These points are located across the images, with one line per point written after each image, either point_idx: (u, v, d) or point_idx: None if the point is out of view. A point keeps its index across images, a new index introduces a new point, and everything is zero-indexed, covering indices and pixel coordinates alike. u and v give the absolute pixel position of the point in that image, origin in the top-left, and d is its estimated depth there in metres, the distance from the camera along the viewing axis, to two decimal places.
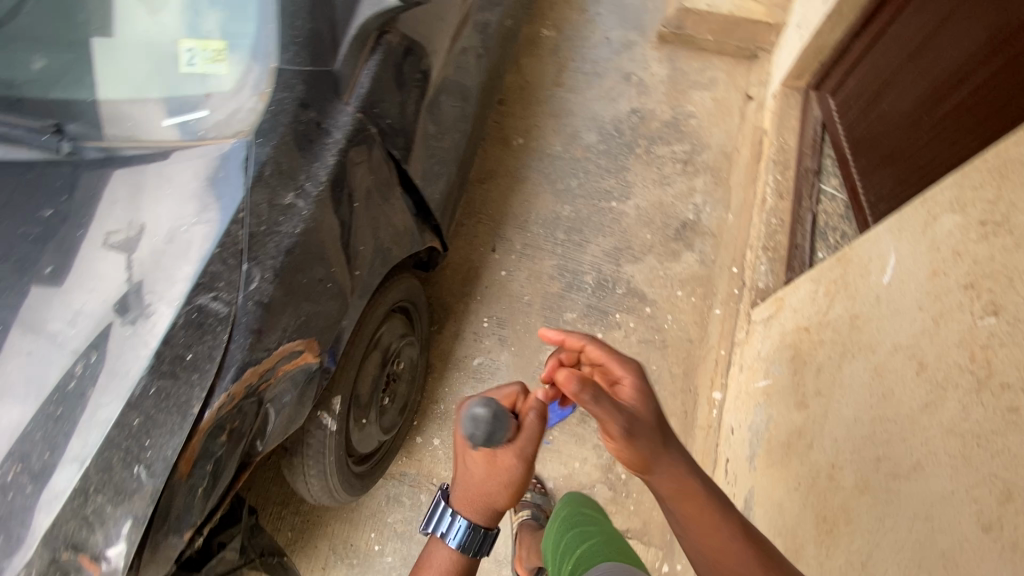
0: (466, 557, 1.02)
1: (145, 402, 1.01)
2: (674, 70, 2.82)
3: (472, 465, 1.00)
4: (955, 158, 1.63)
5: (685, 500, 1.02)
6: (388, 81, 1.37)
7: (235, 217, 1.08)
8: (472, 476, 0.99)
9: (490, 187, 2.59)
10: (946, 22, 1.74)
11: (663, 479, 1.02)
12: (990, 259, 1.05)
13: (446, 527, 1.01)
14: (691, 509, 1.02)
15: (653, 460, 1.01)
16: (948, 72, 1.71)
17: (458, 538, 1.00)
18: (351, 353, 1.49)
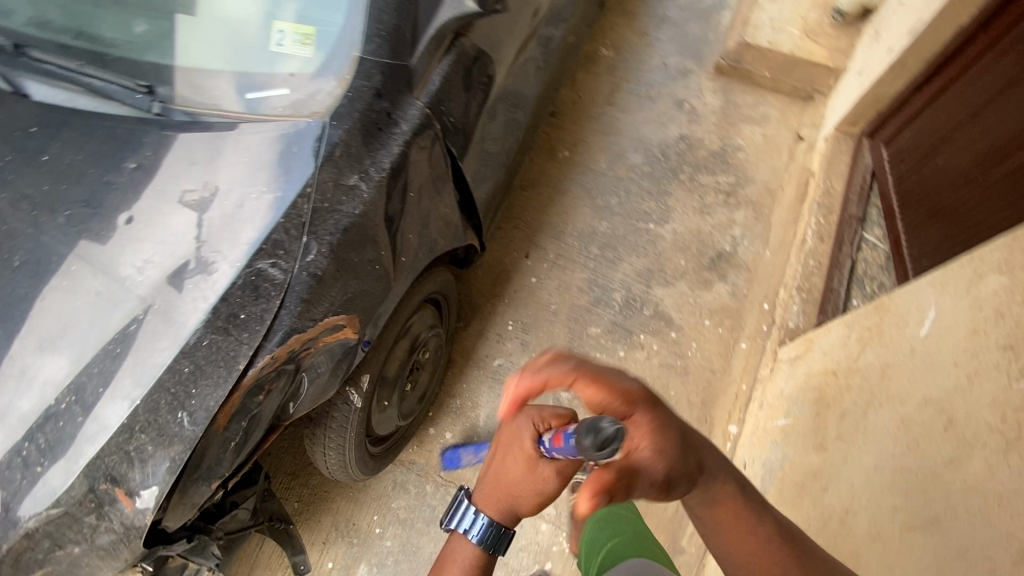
0: (487, 555, 1.02)
1: (197, 352, 1.07)
2: (727, 102, 2.84)
3: (509, 467, 1.00)
4: (1007, 220, 1.59)
5: (723, 512, 1.01)
6: (458, 81, 1.43)
7: (302, 191, 1.15)
8: (505, 478, 1.00)
9: (531, 195, 2.64)
10: (1014, 83, 1.71)
11: (695, 499, 1.01)
12: None
13: (469, 525, 1.01)
14: (730, 519, 1.01)
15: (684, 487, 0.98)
16: (1010, 134, 1.67)
17: (480, 536, 1.01)
18: (384, 335, 1.54)
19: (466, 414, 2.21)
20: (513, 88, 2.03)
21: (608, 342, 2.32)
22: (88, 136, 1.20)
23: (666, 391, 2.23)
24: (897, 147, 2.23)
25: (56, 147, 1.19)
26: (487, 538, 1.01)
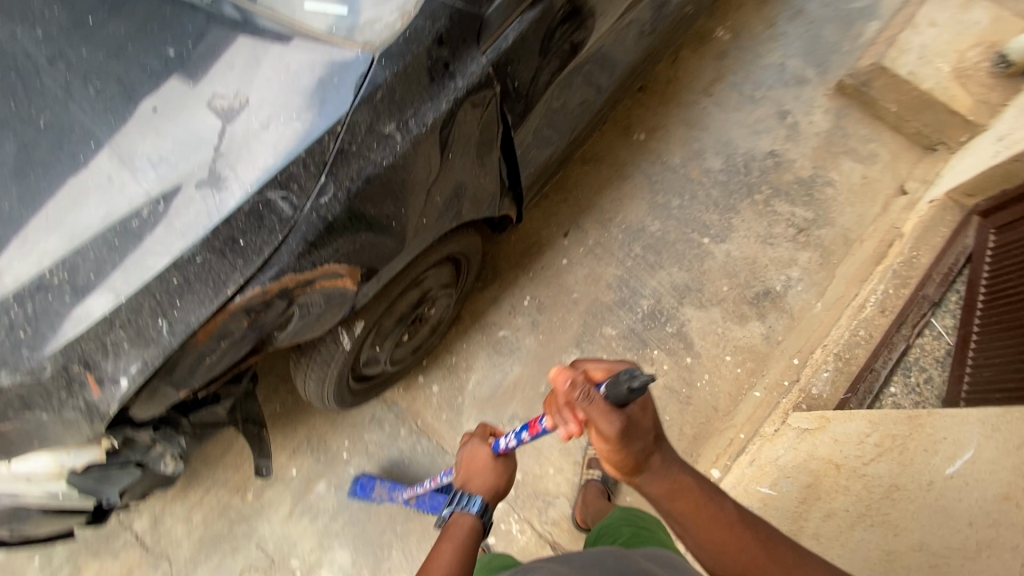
0: (480, 528, 1.23)
1: (188, 268, 1.04)
2: (836, 127, 2.53)
3: (479, 469, 1.33)
4: None
5: (682, 499, 1.04)
6: (534, 44, 1.31)
7: (331, 127, 1.06)
8: (479, 476, 1.31)
9: (590, 171, 2.49)
10: None
11: (653, 483, 1.04)
12: None
13: (467, 501, 1.26)
14: (685, 505, 1.04)
15: (647, 467, 1.03)
16: None
17: (476, 508, 1.25)
18: (389, 287, 1.51)
19: (457, 373, 2.22)
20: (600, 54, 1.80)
21: (618, 347, 2.24)
22: (138, 8, 1.13)
23: (660, 414, 2.14)
24: (1008, 238, 1.95)
25: (104, 14, 1.13)
26: (485, 508, 1.26)
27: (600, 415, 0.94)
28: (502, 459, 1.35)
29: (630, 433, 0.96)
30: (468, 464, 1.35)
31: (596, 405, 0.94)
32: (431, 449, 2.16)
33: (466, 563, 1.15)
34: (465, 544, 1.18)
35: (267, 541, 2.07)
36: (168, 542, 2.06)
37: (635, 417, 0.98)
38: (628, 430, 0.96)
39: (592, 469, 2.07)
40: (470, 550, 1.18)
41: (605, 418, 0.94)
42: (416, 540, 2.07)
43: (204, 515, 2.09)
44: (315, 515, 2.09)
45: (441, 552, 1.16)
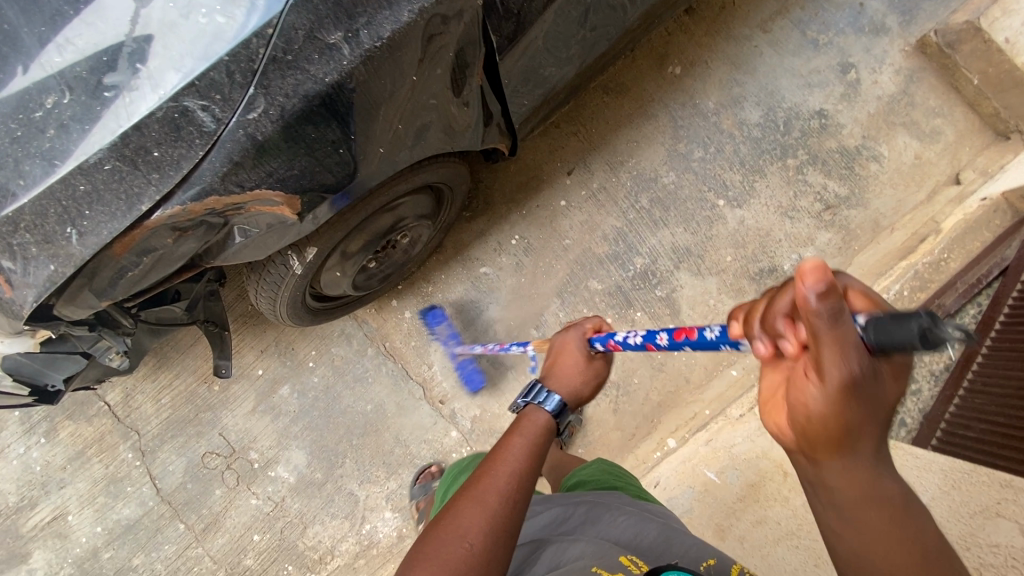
0: (553, 430, 1.08)
1: (96, 174, 0.94)
2: (902, 93, 2.19)
3: (568, 364, 1.19)
4: None
5: (871, 499, 0.68)
6: None
7: (261, 30, 0.90)
8: (568, 371, 1.17)
9: (610, 103, 2.23)
10: None
11: (847, 468, 0.67)
12: None
13: (544, 397, 1.10)
14: (867, 508, 0.68)
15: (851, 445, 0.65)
16: None
17: (555, 406, 1.09)
18: (348, 216, 1.39)
19: (431, 302, 2.17)
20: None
21: (601, 302, 2.15)
22: None
23: (630, 376, 2.09)
24: None
25: None
26: (563, 409, 1.10)
27: (838, 349, 0.58)
28: (597, 359, 1.21)
29: (864, 389, 0.60)
30: (561, 355, 1.21)
31: (843, 330, 0.58)
32: (395, 372, 2.16)
33: (528, 473, 0.97)
34: (532, 452, 1.01)
35: (229, 431, 2.15)
36: (138, 417, 2.16)
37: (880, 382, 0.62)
38: (866, 384, 0.60)
39: None
40: (535, 459, 1.01)
41: (839, 359, 0.59)
42: (369, 454, 2.13)
43: (172, 399, 2.16)
44: (276, 416, 2.15)
45: (507, 453, 1.00)
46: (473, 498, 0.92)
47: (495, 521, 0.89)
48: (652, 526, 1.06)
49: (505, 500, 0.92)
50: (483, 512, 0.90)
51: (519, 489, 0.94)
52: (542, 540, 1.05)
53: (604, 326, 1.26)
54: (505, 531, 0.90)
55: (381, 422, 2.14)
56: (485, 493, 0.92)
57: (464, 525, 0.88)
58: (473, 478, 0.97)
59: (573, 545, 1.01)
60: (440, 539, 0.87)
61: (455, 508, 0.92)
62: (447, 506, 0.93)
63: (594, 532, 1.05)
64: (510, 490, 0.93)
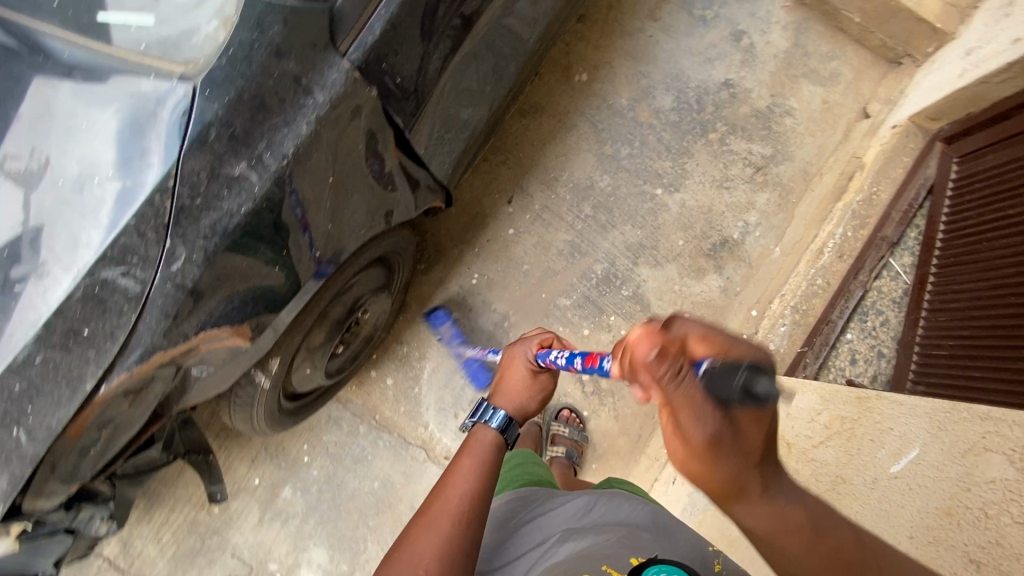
0: (503, 446, 1.13)
1: (30, 369, 0.90)
2: (795, 46, 2.30)
3: (511, 384, 1.24)
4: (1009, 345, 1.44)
5: (784, 535, 0.80)
6: (411, 27, 1.01)
7: (161, 184, 0.86)
8: (508, 391, 1.22)
9: (530, 124, 2.26)
10: None
11: (750, 514, 0.80)
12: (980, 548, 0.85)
13: (490, 415, 1.15)
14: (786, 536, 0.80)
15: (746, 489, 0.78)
16: None
17: (498, 422, 1.13)
18: (303, 317, 1.37)
19: (410, 363, 2.15)
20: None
21: (574, 316, 2.17)
22: None
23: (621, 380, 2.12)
24: (972, 171, 1.82)
25: None
26: (509, 423, 1.14)
27: (687, 410, 0.73)
28: (542, 374, 1.27)
29: (722, 442, 0.74)
30: (505, 372, 1.26)
31: (682, 390, 0.74)
32: (392, 442, 2.12)
33: (481, 493, 1.03)
34: (483, 471, 1.07)
35: (242, 549, 2.07)
36: (143, 563, 2.04)
37: (738, 425, 0.73)
38: (723, 439, 0.73)
39: (557, 446, 2.01)
40: (487, 474, 1.07)
41: (694, 418, 0.73)
42: (390, 531, 2.09)
43: (174, 534, 2.07)
44: (285, 520, 2.09)
45: (457, 475, 1.06)
46: (427, 525, 0.97)
47: (449, 545, 0.95)
48: (661, 515, 1.11)
49: (455, 522, 0.97)
50: (436, 536, 0.95)
51: (470, 508, 1.00)
52: (568, 528, 1.05)
53: (555, 341, 1.32)
54: (457, 555, 0.94)
55: (392, 496, 2.10)
56: (436, 518, 0.98)
57: (418, 550, 0.94)
58: (425, 504, 1.02)
59: (597, 533, 1.00)
60: (395, 567, 0.92)
61: (408, 536, 0.97)
62: (405, 533, 0.98)
63: (614, 519, 1.07)
64: (459, 512, 0.99)
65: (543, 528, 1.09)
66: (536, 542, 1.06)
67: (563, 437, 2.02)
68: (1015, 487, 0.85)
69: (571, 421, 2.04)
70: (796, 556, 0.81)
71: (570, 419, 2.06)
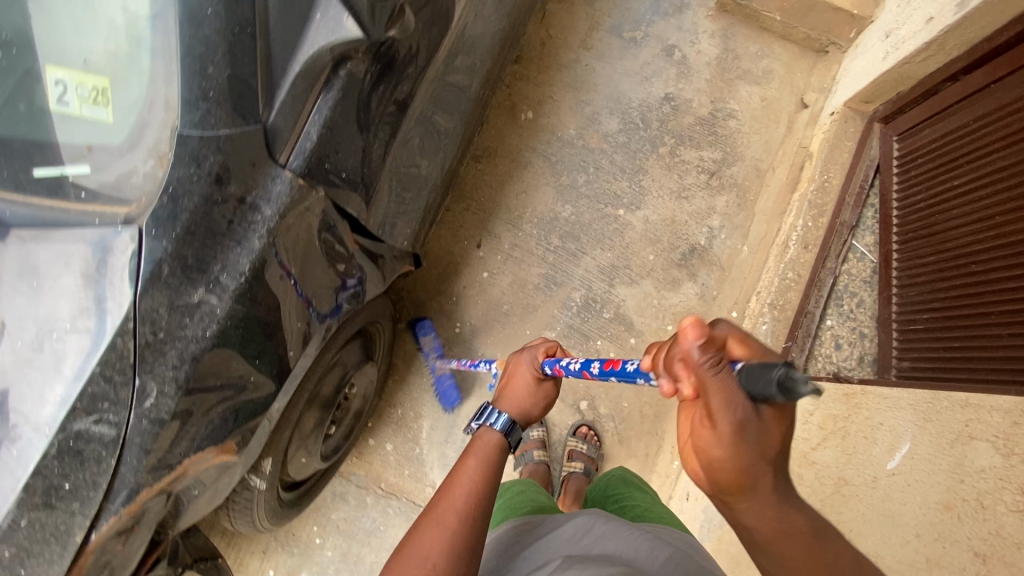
0: (507, 447, 1.13)
1: (16, 533, 0.87)
2: (725, 52, 2.38)
3: (518, 385, 1.24)
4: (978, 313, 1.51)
5: (785, 539, 0.77)
6: (348, 124, 1.02)
7: (122, 327, 0.86)
8: (513, 393, 1.22)
9: (486, 168, 2.30)
10: None
11: (752, 511, 0.76)
12: (982, 540, 0.87)
13: (495, 417, 1.15)
14: (784, 537, 0.77)
15: (756, 487, 0.74)
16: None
17: (503, 423, 1.14)
18: (289, 412, 1.36)
19: (407, 425, 2.13)
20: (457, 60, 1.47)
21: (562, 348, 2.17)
22: None
23: (618, 403, 2.13)
24: (912, 147, 1.87)
25: None
26: (513, 425, 1.15)
27: (719, 397, 0.69)
28: (546, 383, 1.26)
29: (748, 433, 0.69)
30: (512, 374, 1.26)
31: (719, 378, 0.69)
32: (402, 507, 2.09)
33: (487, 491, 1.03)
34: (488, 471, 1.07)
35: None
36: None
37: (766, 422, 0.70)
38: (749, 429, 0.69)
39: (574, 461, 2.01)
40: (490, 476, 1.06)
41: (726, 405, 0.69)
42: None
43: None
44: None
45: (461, 474, 1.05)
46: (430, 523, 0.98)
47: (457, 541, 0.95)
48: (661, 549, 1.02)
49: (462, 521, 0.98)
50: (443, 534, 0.95)
51: (476, 507, 1.00)
52: (567, 556, 0.99)
53: (559, 350, 1.29)
54: (467, 554, 0.95)
55: None
56: (445, 517, 0.98)
57: (425, 547, 0.94)
58: (430, 505, 1.02)
59: (599, 564, 0.93)
60: (403, 563, 0.93)
61: (412, 538, 0.97)
62: (410, 531, 0.99)
63: (610, 551, 1.01)
64: (468, 512, 0.99)
65: (544, 551, 1.06)
66: (536, 566, 1.03)
67: (580, 452, 2.03)
68: (1004, 473, 0.88)
69: (587, 437, 2.05)
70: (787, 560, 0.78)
71: (589, 436, 2.07)
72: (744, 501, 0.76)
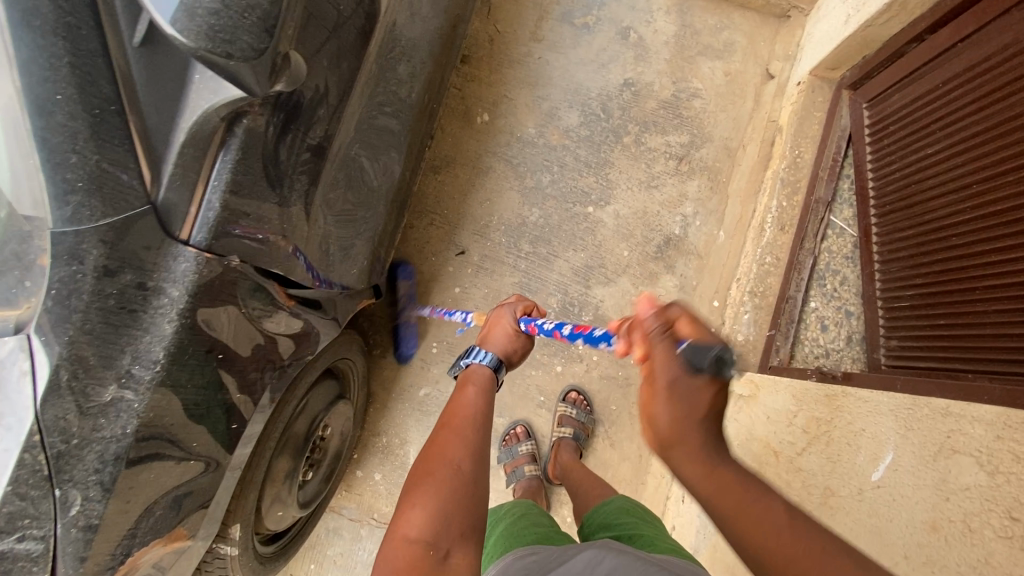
0: (495, 384, 1.13)
1: None
2: (683, 27, 2.26)
3: (497, 334, 1.20)
4: (960, 288, 1.44)
5: (723, 494, 0.77)
6: (255, 183, 0.95)
7: (28, 440, 0.80)
8: (496, 335, 1.19)
9: (445, 179, 2.22)
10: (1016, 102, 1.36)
11: (688, 466, 0.79)
12: (971, 567, 0.82)
13: (482, 354, 1.14)
14: (725, 492, 0.77)
15: (687, 444, 0.79)
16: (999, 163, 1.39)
17: (491, 361, 1.14)
18: (252, 475, 1.30)
19: (394, 453, 2.09)
20: (387, 84, 1.38)
21: (543, 356, 2.10)
22: None
23: (606, 407, 2.08)
24: (882, 113, 1.77)
25: None
26: (499, 364, 1.14)
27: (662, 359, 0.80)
28: (525, 333, 1.22)
29: (682, 395, 0.78)
30: (492, 325, 1.22)
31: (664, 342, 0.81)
32: None
33: (488, 414, 1.03)
34: (487, 398, 1.06)
35: None
36: None
37: (697, 391, 0.78)
38: (679, 390, 0.78)
39: (563, 427, 1.98)
40: (490, 401, 1.06)
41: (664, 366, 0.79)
42: None
43: None
44: None
45: (463, 400, 1.04)
46: (444, 437, 0.95)
47: (476, 450, 0.94)
48: None
49: (476, 430, 0.97)
50: (463, 438, 0.94)
51: (484, 424, 0.99)
52: None
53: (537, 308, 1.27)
54: (484, 453, 0.95)
55: None
56: (459, 426, 0.97)
57: (449, 452, 0.92)
58: (443, 419, 1.00)
59: None
60: (430, 473, 0.89)
61: (432, 446, 0.94)
62: (426, 445, 0.96)
63: None
64: (478, 421, 0.99)
65: None
66: None
67: (570, 418, 1.99)
68: (991, 494, 0.83)
69: (575, 402, 2.02)
70: (733, 520, 0.76)
71: (578, 401, 2.04)
72: (679, 452, 0.79)
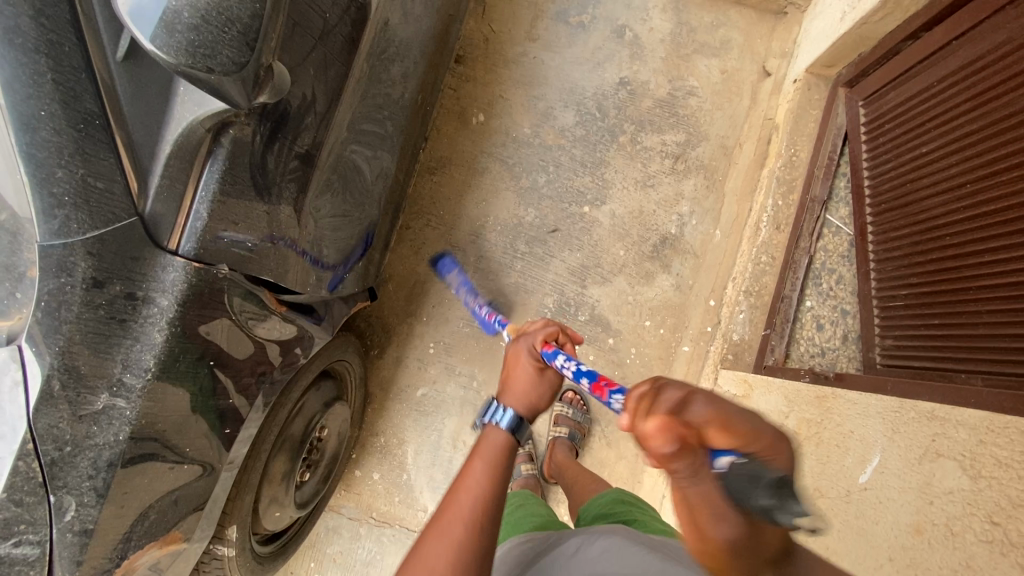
0: (515, 446, 1.04)
1: None
2: (679, 25, 2.25)
3: (519, 377, 1.12)
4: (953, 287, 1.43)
5: None
6: (243, 192, 0.97)
7: (22, 448, 0.82)
8: (518, 384, 1.11)
9: (441, 180, 2.22)
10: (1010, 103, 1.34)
11: None
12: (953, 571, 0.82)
13: (500, 414, 1.05)
14: None
15: None
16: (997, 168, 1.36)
17: (509, 421, 1.04)
18: (248, 477, 1.32)
19: (392, 453, 2.11)
20: (379, 89, 1.38)
21: None
22: None
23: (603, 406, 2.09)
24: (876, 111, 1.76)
25: None
26: (519, 423, 1.05)
27: (707, 514, 0.64)
28: (549, 369, 1.13)
29: (741, 549, 0.64)
30: (512, 365, 1.14)
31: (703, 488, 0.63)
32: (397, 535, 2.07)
33: (492, 497, 0.95)
34: (494, 476, 0.98)
35: None
36: None
37: (758, 536, 0.64)
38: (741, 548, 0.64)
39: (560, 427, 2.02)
40: (497, 478, 0.98)
41: (715, 521, 0.63)
42: None
43: None
44: None
45: (466, 482, 0.98)
46: (434, 537, 0.91)
47: (460, 553, 0.89)
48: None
49: (467, 528, 0.92)
50: (445, 543, 0.90)
51: (481, 516, 0.93)
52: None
53: (562, 334, 1.18)
54: (472, 558, 0.90)
55: None
56: (449, 527, 0.92)
57: (430, 560, 0.89)
58: (439, 512, 0.96)
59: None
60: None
61: (420, 548, 0.92)
62: (416, 543, 0.93)
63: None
64: (472, 515, 0.93)
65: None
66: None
67: (567, 418, 2.04)
68: (973, 497, 0.83)
69: (573, 402, 2.07)
70: None
71: (575, 401, 2.08)
72: None
